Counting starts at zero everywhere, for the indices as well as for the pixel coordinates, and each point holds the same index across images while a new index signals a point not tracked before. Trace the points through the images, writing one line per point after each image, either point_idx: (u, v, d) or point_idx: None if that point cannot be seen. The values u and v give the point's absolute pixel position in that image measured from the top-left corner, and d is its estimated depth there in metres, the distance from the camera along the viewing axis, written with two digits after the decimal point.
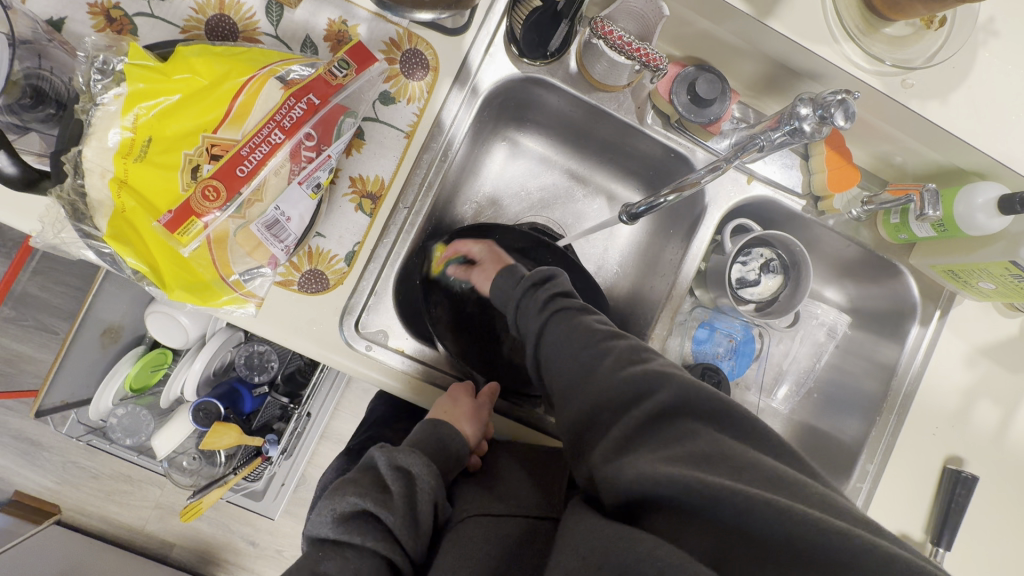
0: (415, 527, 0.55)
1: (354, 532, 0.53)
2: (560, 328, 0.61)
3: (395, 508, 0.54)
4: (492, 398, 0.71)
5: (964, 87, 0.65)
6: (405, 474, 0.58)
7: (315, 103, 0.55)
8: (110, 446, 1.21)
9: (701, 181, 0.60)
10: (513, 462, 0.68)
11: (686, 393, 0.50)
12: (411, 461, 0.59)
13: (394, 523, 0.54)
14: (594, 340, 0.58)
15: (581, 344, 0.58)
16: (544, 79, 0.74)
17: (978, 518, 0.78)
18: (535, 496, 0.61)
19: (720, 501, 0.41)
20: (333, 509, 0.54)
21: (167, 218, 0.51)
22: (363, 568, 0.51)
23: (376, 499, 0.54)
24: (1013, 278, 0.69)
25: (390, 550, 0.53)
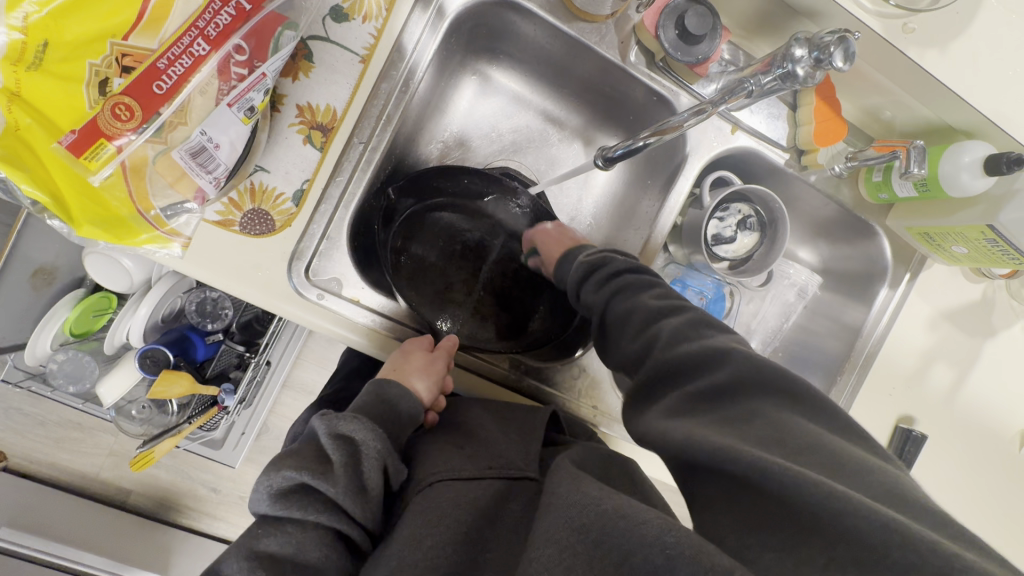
0: (360, 495, 0.53)
1: (294, 507, 0.51)
2: (623, 307, 0.57)
3: (337, 480, 0.51)
4: (450, 351, 0.67)
5: (964, 36, 0.61)
6: (349, 442, 0.54)
7: (245, 8, 0.47)
8: (52, 393, 1.13)
9: (684, 124, 0.55)
10: (483, 415, 0.65)
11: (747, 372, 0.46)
12: (353, 427, 0.55)
13: (336, 496, 0.51)
14: (647, 322, 0.54)
15: (637, 328, 0.55)
16: (519, 3, 0.66)
17: (923, 472, 0.81)
18: (512, 452, 0.59)
19: (765, 472, 0.37)
20: (269, 488, 0.51)
21: (70, 139, 0.44)
22: (306, 541, 0.50)
23: (314, 472, 0.51)
24: (986, 243, 0.68)
25: (336, 521, 0.51)
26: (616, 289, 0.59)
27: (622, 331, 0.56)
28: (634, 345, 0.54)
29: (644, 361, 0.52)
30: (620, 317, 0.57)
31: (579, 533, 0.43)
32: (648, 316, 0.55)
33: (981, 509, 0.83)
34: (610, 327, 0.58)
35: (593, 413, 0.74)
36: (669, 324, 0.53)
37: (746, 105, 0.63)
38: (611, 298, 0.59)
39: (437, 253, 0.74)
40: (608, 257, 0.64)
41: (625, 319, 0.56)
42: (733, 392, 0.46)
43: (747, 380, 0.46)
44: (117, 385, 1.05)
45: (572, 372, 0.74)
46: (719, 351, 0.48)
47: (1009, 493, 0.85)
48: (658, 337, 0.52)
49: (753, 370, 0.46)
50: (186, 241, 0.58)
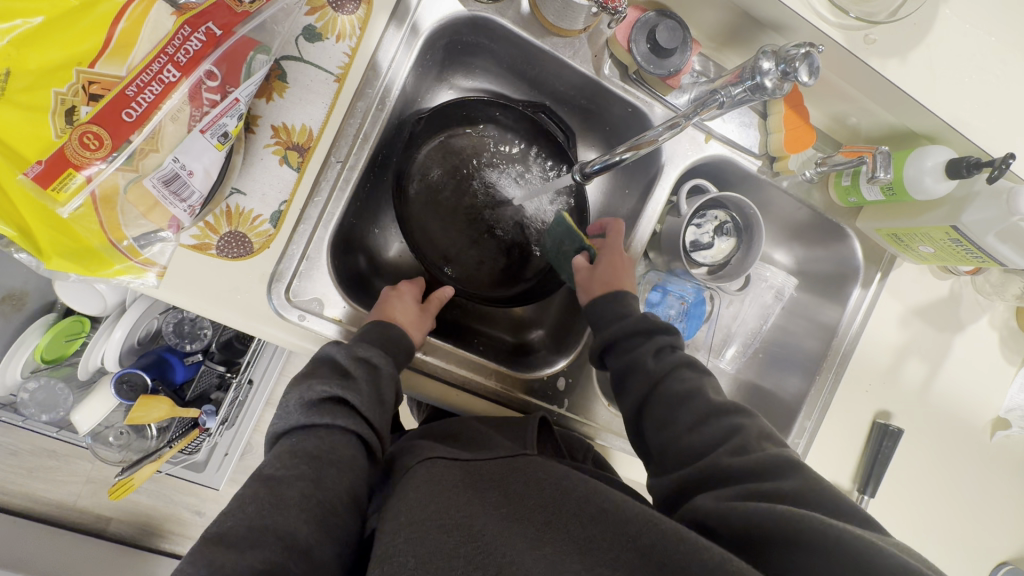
0: (377, 403, 0.59)
1: (324, 413, 0.56)
2: (679, 385, 0.61)
3: (359, 385, 0.58)
4: (439, 304, 0.72)
5: (922, 45, 0.63)
6: (367, 365, 0.59)
7: (216, 33, 0.46)
8: (21, 423, 1.07)
9: (659, 139, 0.56)
10: (484, 425, 0.64)
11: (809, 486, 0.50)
12: (371, 351, 0.60)
13: (359, 401, 0.57)
14: (710, 414, 0.58)
15: (696, 417, 0.58)
16: (492, 19, 0.67)
17: (900, 466, 0.84)
18: (507, 441, 0.60)
19: (812, 532, 0.43)
20: (299, 397, 0.56)
21: (36, 170, 0.43)
22: (336, 444, 0.54)
23: (341, 384, 0.57)
24: (951, 242, 0.70)
25: (359, 426, 0.57)
26: (674, 370, 0.62)
27: (676, 415, 0.59)
28: (695, 437, 0.57)
29: (704, 458, 0.55)
30: (677, 397, 0.60)
31: (622, 529, 0.45)
32: (710, 408, 0.58)
33: (958, 499, 0.86)
34: (660, 400, 0.61)
35: (588, 428, 0.74)
36: (742, 424, 0.56)
37: (717, 115, 0.65)
38: (670, 372, 0.62)
39: (449, 189, 0.77)
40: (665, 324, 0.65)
41: (679, 398, 0.60)
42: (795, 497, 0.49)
43: (809, 492, 0.49)
44: (94, 411, 1.02)
45: (558, 384, 0.74)
46: (789, 463, 0.52)
47: (984, 482, 0.88)
48: (729, 438, 0.55)
49: (819, 487, 0.50)
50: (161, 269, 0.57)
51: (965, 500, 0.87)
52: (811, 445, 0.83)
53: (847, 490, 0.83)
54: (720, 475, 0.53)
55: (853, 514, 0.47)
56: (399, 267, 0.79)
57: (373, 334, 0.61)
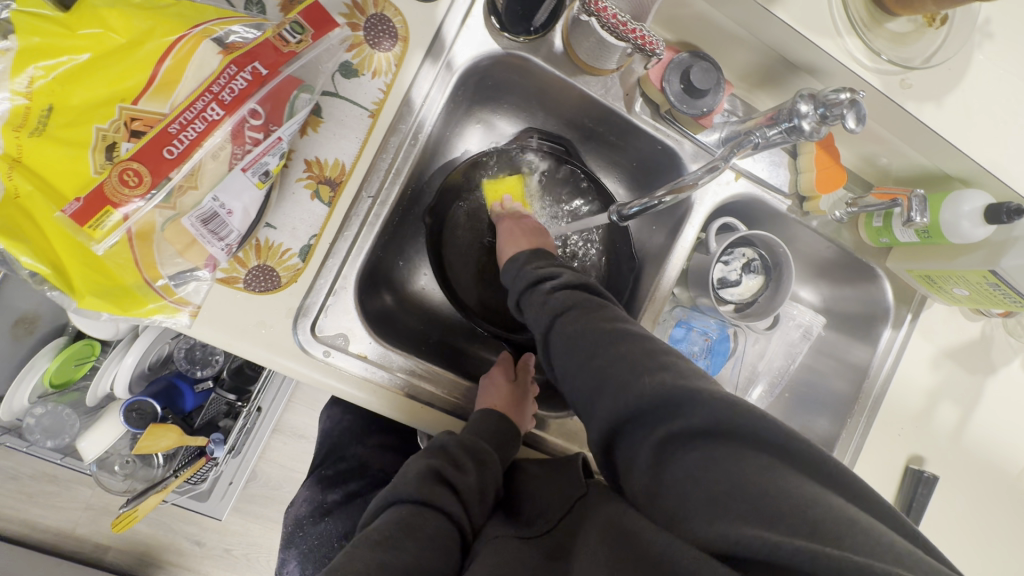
0: (481, 497, 0.57)
1: (429, 491, 0.53)
2: (567, 331, 0.55)
3: (468, 472, 0.57)
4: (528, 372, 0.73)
5: (958, 90, 0.63)
6: (475, 450, 0.59)
7: (262, 73, 0.45)
8: (26, 447, 1.08)
9: (699, 182, 0.55)
10: (537, 471, 0.62)
11: (723, 416, 0.42)
12: (477, 436, 0.60)
13: (466, 492, 0.56)
14: (601, 345, 0.52)
15: (587, 354, 0.52)
16: (526, 57, 0.67)
17: (937, 515, 0.81)
18: (560, 490, 0.57)
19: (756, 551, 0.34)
20: (414, 471, 0.56)
21: (73, 208, 0.42)
22: (438, 529, 0.51)
23: (446, 464, 0.56)
24: (989, 286, 0.69)
25: (461, 513, 0.54)
26: (561, 315, 0.56)
27: (570, 359, 0.54)
28: (585, 376, 0.52)
29: (609, 401, 0.49)
30: (571, 340, 0.54)
31: None
32: (598, 340, 0.52)
33: (997, 550, 0.83)
34: (555, 355, 0.56)
35: None
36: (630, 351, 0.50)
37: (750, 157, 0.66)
38: (555, 320, 0.57)
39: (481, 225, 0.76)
40: (556, 271, 0.62)
41: (570, 344, 0.54)
42: (700, 436, 0.42)
43: (733, 422, 0.42)
44: (99, 440, 1.00)
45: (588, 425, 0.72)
46: (687, 396, 0.44)
47: None
48: (621, 366, 0.49)
49: (731, 415, 0.42)
50: (195, 309, 0.57)
51: (1003, 550, 0.83)
52: None
53: None
54: (626, 426, 0.47)
55: (786, 444, 0.40)
56: (426, 300, 0.78)
57: (487, 421, 0.61)
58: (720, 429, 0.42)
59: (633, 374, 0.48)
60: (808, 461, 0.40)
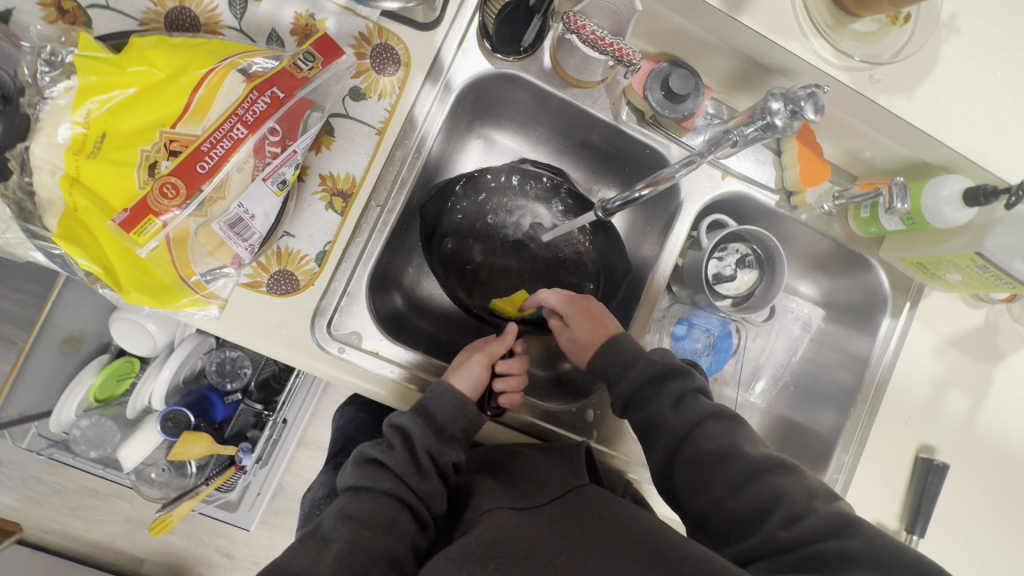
0: (421, 470, 0.60)
1: (367, 476, 0.58)
2: (713, 442, 0.61)
3: (398, 451, 0.60)
4: (503, 347, 0.73)
5: (928, 81, 0.66)
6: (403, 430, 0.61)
7: (279, 96, 0.52)
8: (73, 459, 1.18)
9: (675, 175, 0.59)
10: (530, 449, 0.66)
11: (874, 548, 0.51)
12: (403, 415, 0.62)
13: (400, 469, 0.59)
14: (751, 473, 0.59)
15: (728, 471, 0.60)
16: (518, 75, 0.73)
17: (950, 505, 0.81)
18: (560, 472, 0.61)
19: None
20: (355, 460, 0.61)
21: (121, 217, 0.49)
22: (377, 510, 0.56)
23: (378, 448, 0.60)
24: (979, 269, 0.70)
25: (400, 490, 0.58)
26: (700, 423, 0.62)
27: (715, 474, 0.60)
28: (737, 502, 0.58)
29: (758, 529, 0.57)
30: (717, 453, 0.60)
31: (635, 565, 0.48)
32: (746, 467, 0.59)
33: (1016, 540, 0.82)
34: (692, 458, 0.61)
35: (620, 461, 0.75)
36: (784, 488, 0.57)
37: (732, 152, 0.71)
38: (696, 424, 0.62)
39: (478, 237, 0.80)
40: (686, 369, 0.65)
41: (715, 456, 0.60)
42: (854, 557, 0.51)
43: (874, 551, 0.51)
44: (140, 448, 1.08)
45: (587, 416, 0.75)
46: (841, 522, 0.54)
47: None
48: (773, 501, 0.57)
49: (878, 544, 0.51)
50: (223, 302, 0.63)
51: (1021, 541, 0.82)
52: (849, 485, 0.81)
53: (895, 531, 0.80)
54: (773, 549, 0.55)
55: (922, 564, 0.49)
56: (434, 303, 0.83)
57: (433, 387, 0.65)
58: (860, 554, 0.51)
59: (784, 513, 0.56)
60: None
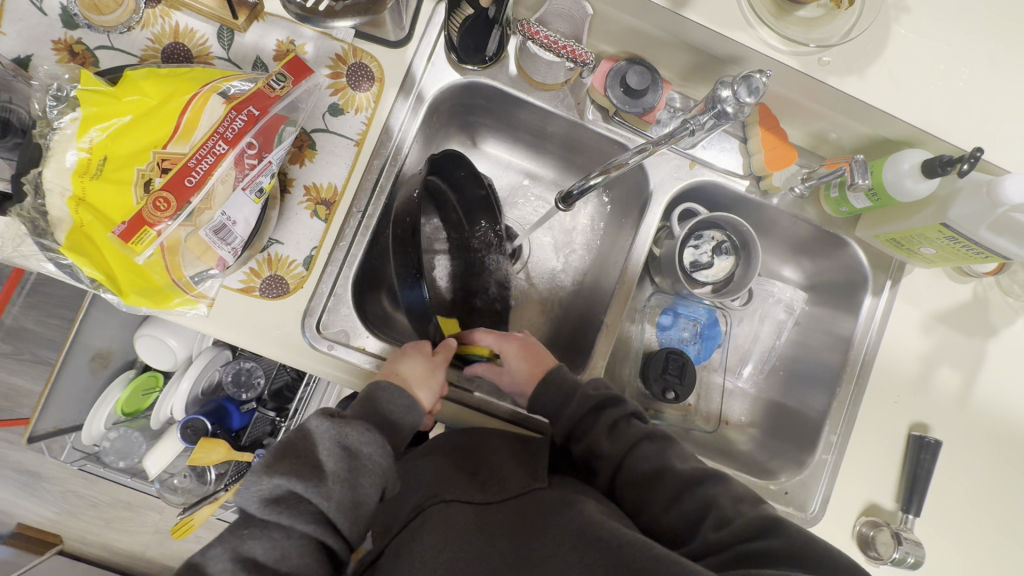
0: (354, 508, 0.54)
1: (283, 514, 0.52)
2: (653, 451, 0.66)
3: (328, 487, 0.53)
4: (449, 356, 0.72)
5: (879, 60, 0.68)
6: (354, 454, 0.55)
7: (255, 114, 0.58)
8: (102, 470, 1.25)
9: (627, 161, 0.62)
10: (498, 436, 0.68)
11: (797, 545, 0.55)
12: (364, 441, 0.56)
13: (329, 505, 0.52)
14: (687, 485, 0.63)
15: (666, 486, 0.64)
16: (486, 83, 0.78)
17: (945, 483, 0.80)
18: (519, 473, 0.61)
19: None
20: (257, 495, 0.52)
21: (121, 229, 0.55)
22: (290, 552, 0.52)
23: (302, 482, 0.52)
24: (948, 240, 0.70)
25: (324, 533, 0.52)
26: (634, 445, 0.67)
27: (654, 491, 0.64)
28: (674, 514, 0.62)
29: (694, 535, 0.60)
30: (650, 471, 0.65)
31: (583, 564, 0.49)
32: (683, 482, 0.63)
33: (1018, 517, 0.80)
34: (635, 474, 0.65)
35: None
36: (715, 496, 0.61)
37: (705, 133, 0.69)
38: (637, 442, 0.67)
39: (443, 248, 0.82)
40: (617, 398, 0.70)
41: (655, 470, 0.65)
42: (779, 555, 0.54)
43: (798, 550, 0.54)
44: (163, 457, 1.15)
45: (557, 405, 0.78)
46: (771, 523, 0.57)
47: None
48: (707, 509, 0.61)
49: (799, 540, 0.55)
50: (211, 301, 0.67)
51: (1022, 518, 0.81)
52: (838, 467, 0.80)
53: (890, 512, 0.79)
54: (708, 551, 0.58)
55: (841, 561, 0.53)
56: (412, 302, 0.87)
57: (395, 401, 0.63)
58: (787, 551, 0.54)
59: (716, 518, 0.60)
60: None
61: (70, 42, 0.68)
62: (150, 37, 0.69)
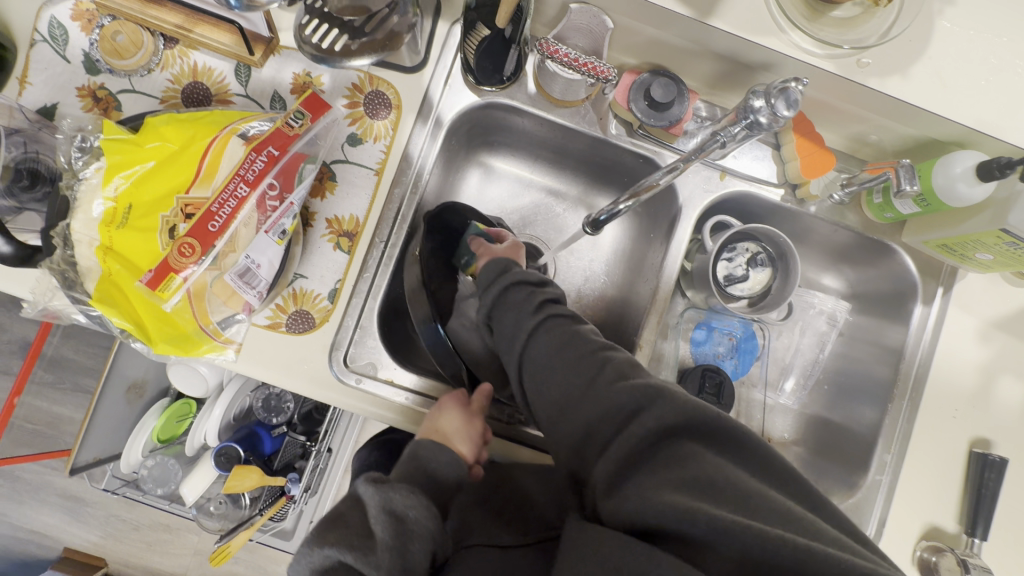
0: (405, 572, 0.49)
1: None
2: (555, 338, 0.58)
3: (379, 554, 0.49)
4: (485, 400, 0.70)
5: (924, 58, 0.63)
6: (400, 518, 0.52)
7: (275, 154, 0.58)
8: (143, 496, 1.27)
9: (659, 182, 0.59)
10: (528, 474, 0.65)
11: (680, 412, 0.48)
12: (410, 503, 0.54)
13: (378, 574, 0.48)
14: (587, 356, 0.56)
15: (571, 363, 0.56)
16: (505, 102, 0.76)
17: (1011, 502, 0.75)
18: (550, 512, 0.59)
19: (728, 534, 0.40)
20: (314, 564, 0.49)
21: (147, 277, 0.54)
22: None
23: (354, 551, 0.49)
24: (1008, 246, 0.65)
25: None
26: (536, 330, 0.59)
27: (555, 366, 0.57)
28: (573, 380, 0.55)
29: (586, 414, 0.53)
30: (558, 344, 0.58)
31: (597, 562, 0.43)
32: (584, 352, 0.56)
33: None
34: (534, 357, 0.58)
35: None
36: (612, 363, 0.55)
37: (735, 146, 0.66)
38: (538, 326, 0.59)
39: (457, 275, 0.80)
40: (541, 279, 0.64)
41: (558, 348, 0.57)
42: (671, 439, 0.48)
43: (684, 422, 0.48)
44: (196, 485, 1.16)
45: None
46: (657, 395, 0.50)
47: None
48: (604, 381, 0.53)
49: (686, 412, 0.48)
50: (239, 346, 0.67)
51: None
52: (894, 487, 0.75)
53: (954, 535, 0.74)
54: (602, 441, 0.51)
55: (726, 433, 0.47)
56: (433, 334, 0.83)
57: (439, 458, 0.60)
58: (671, 425, 0.48)
59: (611, 380, 0.53)
60: (746, 456, 0.47)
61: (94, 88, 0.69)
62: (169, 78, 0.70)
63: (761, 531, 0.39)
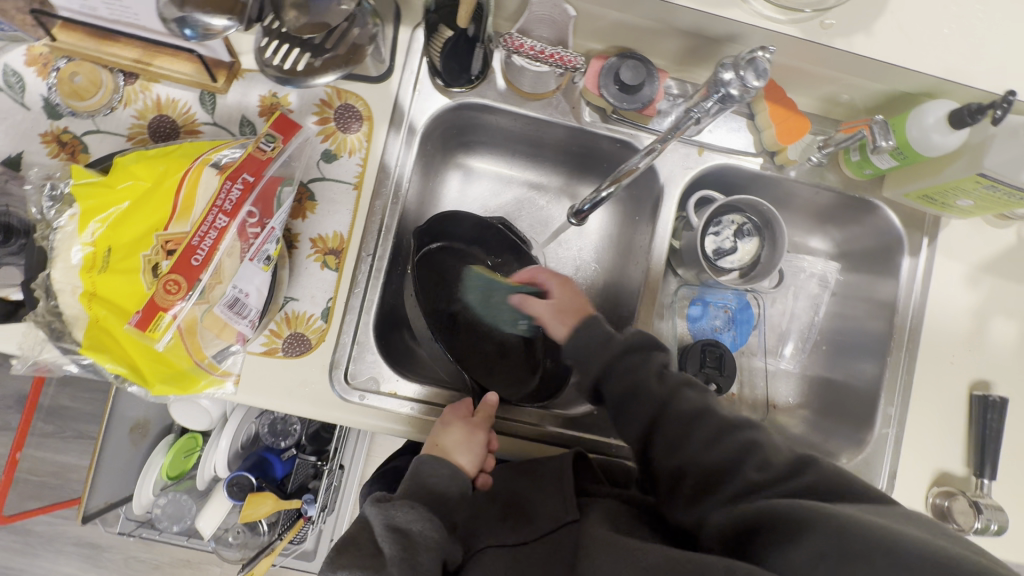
0: None
1: None
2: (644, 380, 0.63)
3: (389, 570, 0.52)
4: (489, 410, 0.68)
5: (887, 12, 0.63)
6: (404, 534, 0.55)
7: (250, 180, 0.57)
8: (159, 535, 1.26)
9: (638, 166, 0.59)
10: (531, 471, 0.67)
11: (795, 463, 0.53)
12: (411, 518, 0.56)
13: None
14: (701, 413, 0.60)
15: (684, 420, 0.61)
16: (474, 101, 0.76)
17: (1013, 438, 0.77)
18: (553, 501, 0.61)
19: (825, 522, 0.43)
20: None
21: (135, 319, 0.53)
22: None
23: (365, 567, 0.52)
24: (987, 190, 0.66)
25: None
26: (619, 357, 0.64)
27: (635, 406, 0.62)
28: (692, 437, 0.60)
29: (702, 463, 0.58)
30: (627, 386, 0.63)
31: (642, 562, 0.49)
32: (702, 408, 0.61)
33: None
34: (624, 396, 0.63)
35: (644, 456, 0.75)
36: (750, 437, 0.56)
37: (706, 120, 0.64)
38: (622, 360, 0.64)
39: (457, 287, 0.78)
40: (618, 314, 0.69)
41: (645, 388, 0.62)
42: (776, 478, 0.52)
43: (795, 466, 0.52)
44: (213, 517, 1.16)
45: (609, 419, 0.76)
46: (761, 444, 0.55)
47: None
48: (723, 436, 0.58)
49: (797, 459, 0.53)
50: (237, 376, 0.66)
51: None
52: (901, 438, 0.76)
53: (964, 477, 0.76)
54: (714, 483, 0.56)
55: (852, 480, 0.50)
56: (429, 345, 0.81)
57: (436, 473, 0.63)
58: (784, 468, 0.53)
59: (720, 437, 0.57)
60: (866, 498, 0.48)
61: (57, 133, 0.67)
62: (134, 114, 0.68)
63: (859, 525, 0.42)
